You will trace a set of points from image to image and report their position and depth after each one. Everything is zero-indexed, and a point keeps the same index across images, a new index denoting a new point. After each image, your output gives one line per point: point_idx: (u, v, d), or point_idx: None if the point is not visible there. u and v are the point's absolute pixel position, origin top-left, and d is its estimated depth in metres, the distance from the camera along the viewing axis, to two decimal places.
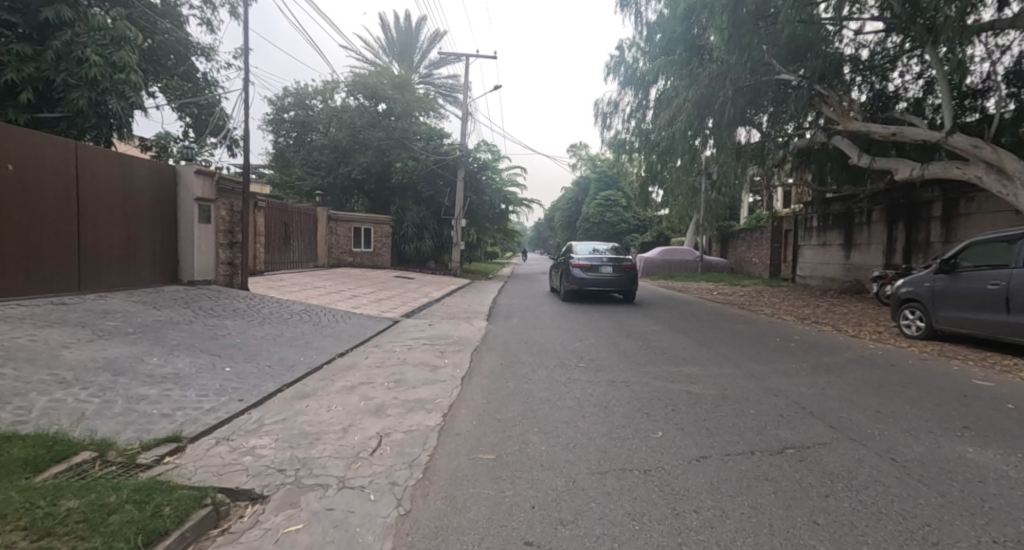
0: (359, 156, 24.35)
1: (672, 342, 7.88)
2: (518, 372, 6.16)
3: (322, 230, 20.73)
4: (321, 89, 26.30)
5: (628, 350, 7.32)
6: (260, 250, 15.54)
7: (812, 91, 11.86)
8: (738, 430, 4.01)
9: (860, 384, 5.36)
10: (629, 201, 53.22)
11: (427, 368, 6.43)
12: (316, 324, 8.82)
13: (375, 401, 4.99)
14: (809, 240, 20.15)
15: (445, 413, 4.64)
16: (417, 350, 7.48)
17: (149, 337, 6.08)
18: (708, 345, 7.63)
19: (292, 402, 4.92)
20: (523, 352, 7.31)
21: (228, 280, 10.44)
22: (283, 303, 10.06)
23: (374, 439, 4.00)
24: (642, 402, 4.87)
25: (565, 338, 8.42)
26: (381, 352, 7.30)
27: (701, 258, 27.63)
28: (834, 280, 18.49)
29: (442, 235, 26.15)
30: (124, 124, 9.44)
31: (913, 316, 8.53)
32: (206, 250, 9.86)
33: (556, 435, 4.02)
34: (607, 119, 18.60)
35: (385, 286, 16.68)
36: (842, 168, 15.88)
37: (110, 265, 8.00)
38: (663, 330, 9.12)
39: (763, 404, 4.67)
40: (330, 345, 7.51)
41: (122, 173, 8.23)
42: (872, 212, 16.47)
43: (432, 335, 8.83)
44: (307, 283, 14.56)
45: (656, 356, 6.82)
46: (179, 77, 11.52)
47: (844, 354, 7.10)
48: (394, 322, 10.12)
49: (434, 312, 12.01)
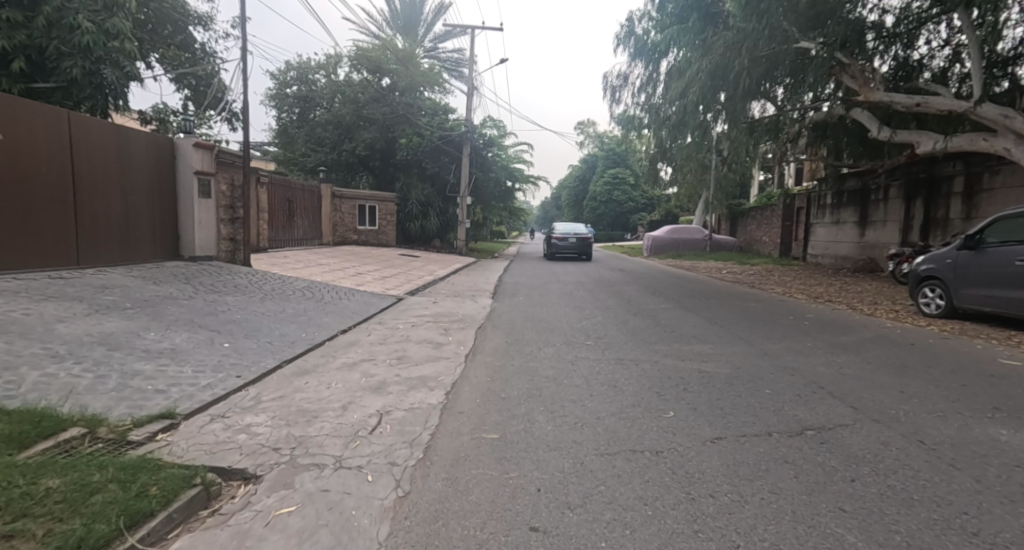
0: (363, 132, 24.02)
1: (682, 320, 7.69)
2: (524, 350, 6.00)
3: (327, 207, 20.46)
4: (324, 63, 25.75)
5: (637, 328, 7.14)
6: (263, 227, 15.41)
7: (832, 59, 11.35)
8: (754, 410, 3.84)
9: (880, 363, 5.14)
10: (637, 178, 52.56)
11: (431, 345, 6.29)
12: (318, 300, 8.68)
13: (377, 378, 4.85)
14: (823, 218, 19.77)
15: (449, 390, 4.49)
16: (422, 328, 7.33)
17: (147, 312, 5.94)
18: (719, 323, 7.43)
19: (292, 379, 4.80)
20: (531, 330, 7.16)
21: (230, 257, 10.31)
22: (286, 280, 9.92)
23: (374, 417, 3.86)
24: (653, 381, 4.71)
25: (573, 315, 8.25)
26: (385, 329, 7.16)
27: (710, 237, 27.26)
28: (847, 259, 18.17)
29: (448, 213, 25.92)
30: (120, 95, 9.21)
31: (932, 295, 8.26)
32: (206, 225, 9.72)
33: (562, 415, 3.86)
34: (616, 93, 18.11)
35: (389, 264, 16.47)
36: (859, 142, 15.39)
37: (110, 239, 7.87)
38: (673, 308, 8.91)
39: (779, 384, 4.48)
40: (333, 322, 7.37)
41: (119, 144, 8.01)
42: (889, 188, 16.02)
43: (436, 312, 8.67)
44: (311, 261, 14.40)
45: (665, 334, 6.64)
46: (177, 47, 11.16)
47: (861, 332, 6.88)
48: (398, 299, 9.96)
49: (438, 290, 11.83)
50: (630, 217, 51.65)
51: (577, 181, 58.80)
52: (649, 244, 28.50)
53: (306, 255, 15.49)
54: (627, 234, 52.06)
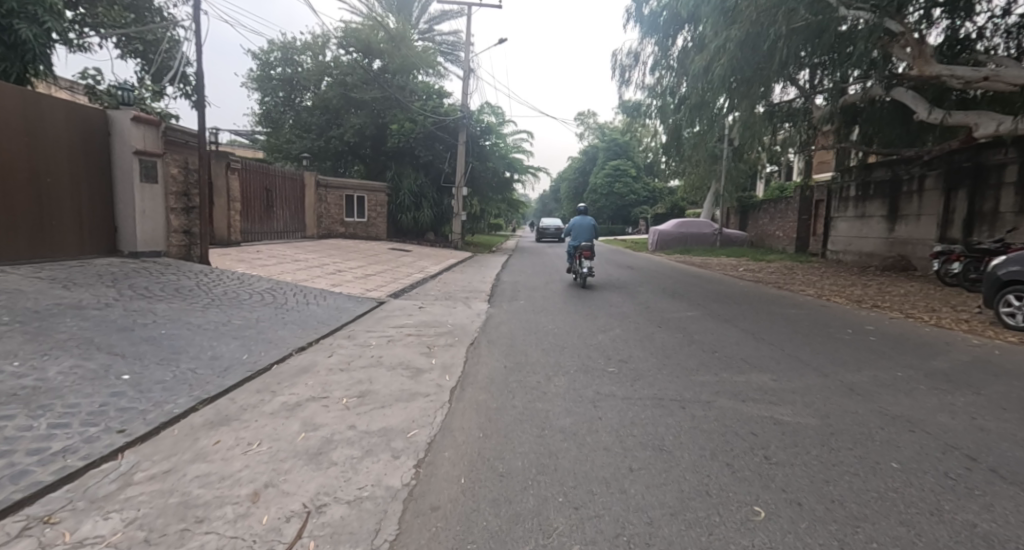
0: (352, 118, 22.78)
1: (719, 336, 6.28)
2: (527, 380, 4.58)
3: (311, 197, 18.92)
4: (311, 43, 24.14)
5: (667, 347, 5.72)
6: (237, 219, 13.92)
7: (883, 28, 9.82)
8: (900, 509, 2.42)
9: (1021, 409, 3.71)
10: (638, 169, 51.12)
11: (408, 373, 4.86)
12: (278, 307, 7.22)
13: (320, 435, 3.40)
14: (846, 211, 18.38)
15: (421, 460, 3.05)
16: (401, 344, 5.90)
17: (27, 329, 4.48)
18: (768, 340, 6.04)
19: (199, 433, 3.34)
20: (536, 348, 5.74)
21: (184, 253, 8.88)
22: (247, 280, 8.50)
23: (296, 519, 2.42)
24: (716, 441, 3.28)
25: (584, 327, 6.84)
26: (353, 347, 5.71)
27: (720, 230, 25.80)
28: (873, 256, 16.79)
29: (443, 204, 24.42)
30: (41, 59, 7.67)
31: (1019, 303, 6.85)
32: (151, 215, 8.27)
33: (594, 517, 2.43)
34: (626, 73, 16.56)
35: (375, 259, 15.06)
36: (894, 125, 14.00)
37: (12, 228, 6.42)
38: (703, 318, 7.51)
39: (905, 449, 3.06)
40: (289, 338, 5.92)
41: (26, 113, 6.57)
42: (925, 179, 14.60)
43: (421, 322, 7.23)
44: (288, 256, 12.99)
45: (705, 358, 5.23)
46: (121, 6, 9.59)
47: (951, 353, 5.47)
48: (379, 303, 8.54)
49: (427, 290, 10.42)
50: (632, 210, 50.39)
51: (576, 173, 57.22)
52: (654, 239, 27.10)
53: (284, 249, 14.12)
54: (628, 227, 50.93)
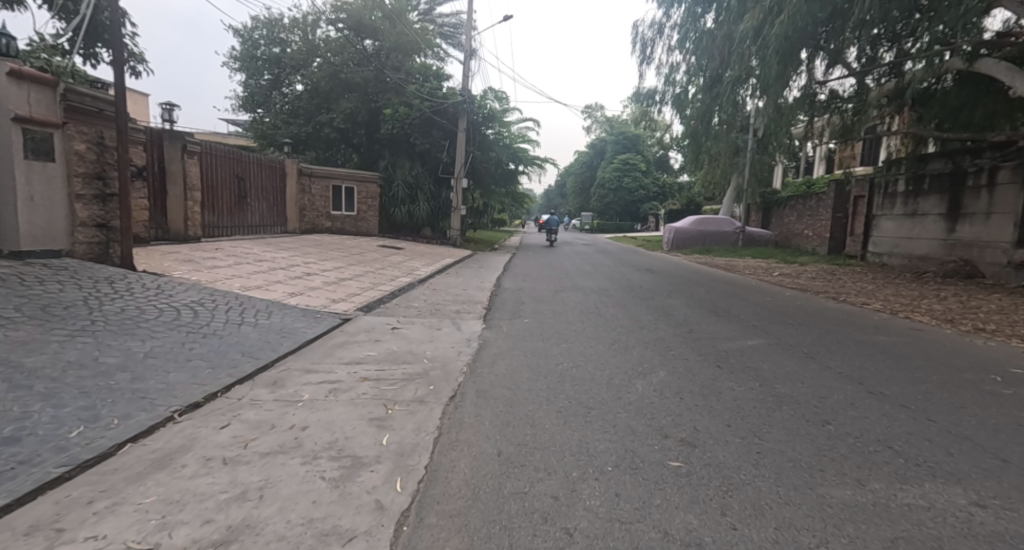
0: (342, 101, 20.83)
1: (816, 388, 4.27)
2: (537, 499, 2.58)
3: (293, 188, 16.94)
4: (299, 20, 22.27)
5: (752, 416, 3.69)
6: (196, 211, 12.00)
7: None
8: None
9: None
10: (648, 164, 49.09)
11: (334, 471, 2.86)
12: (195, 330, 5.30)
13: None
14: (891, 209, 16.33)
15: None
16: (347, 401, 3.92)
17: None
18: (899, 400, 4.00)
19: None
20: (546, 410, 3.74)
21: (98, 253, 6.91)
22: (172, 289, 6.58)
23: None
24: None
25: (615, 367, 4.83)
26: (270, 407, 3.75)
27: (742, 229, 23.48)
28: (925, 259, 14.75)
29: (440, 198, 22.16)
30: None
31: None
32: (42, 203, 6.34)
33: None
34: (648, 49, 14.41)
35: (357, 259, 13.09)
36: (965, 107, 11.89)
37: None
38: (776, 351, 5.46)
39: None
40: (181, 387, 3.96)
41: None
42: (997, 172, 12.49)
43: (389, 353, 5.27)
44: (252, 254, 11.07)
45: (827, 442, 3.21)
46: None
47: None
48: (342, 321, 6.60)
49: (410, 301, 8.46)
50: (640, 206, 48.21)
51: (582, 167, 55.14)
52: (670, 237, 25.15)
53: (251, 246, 12.17)
54: (636, 224, 48.61)
